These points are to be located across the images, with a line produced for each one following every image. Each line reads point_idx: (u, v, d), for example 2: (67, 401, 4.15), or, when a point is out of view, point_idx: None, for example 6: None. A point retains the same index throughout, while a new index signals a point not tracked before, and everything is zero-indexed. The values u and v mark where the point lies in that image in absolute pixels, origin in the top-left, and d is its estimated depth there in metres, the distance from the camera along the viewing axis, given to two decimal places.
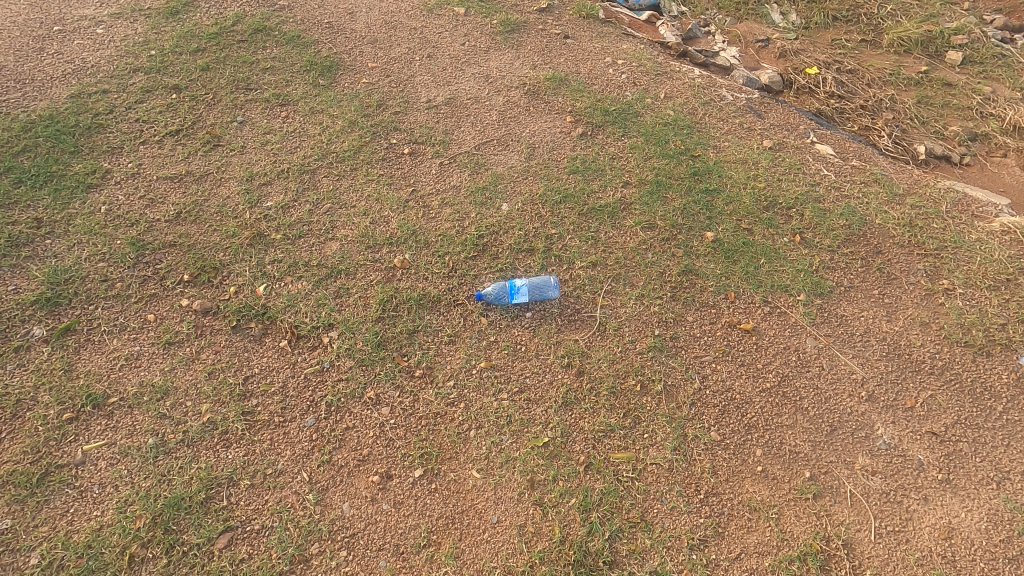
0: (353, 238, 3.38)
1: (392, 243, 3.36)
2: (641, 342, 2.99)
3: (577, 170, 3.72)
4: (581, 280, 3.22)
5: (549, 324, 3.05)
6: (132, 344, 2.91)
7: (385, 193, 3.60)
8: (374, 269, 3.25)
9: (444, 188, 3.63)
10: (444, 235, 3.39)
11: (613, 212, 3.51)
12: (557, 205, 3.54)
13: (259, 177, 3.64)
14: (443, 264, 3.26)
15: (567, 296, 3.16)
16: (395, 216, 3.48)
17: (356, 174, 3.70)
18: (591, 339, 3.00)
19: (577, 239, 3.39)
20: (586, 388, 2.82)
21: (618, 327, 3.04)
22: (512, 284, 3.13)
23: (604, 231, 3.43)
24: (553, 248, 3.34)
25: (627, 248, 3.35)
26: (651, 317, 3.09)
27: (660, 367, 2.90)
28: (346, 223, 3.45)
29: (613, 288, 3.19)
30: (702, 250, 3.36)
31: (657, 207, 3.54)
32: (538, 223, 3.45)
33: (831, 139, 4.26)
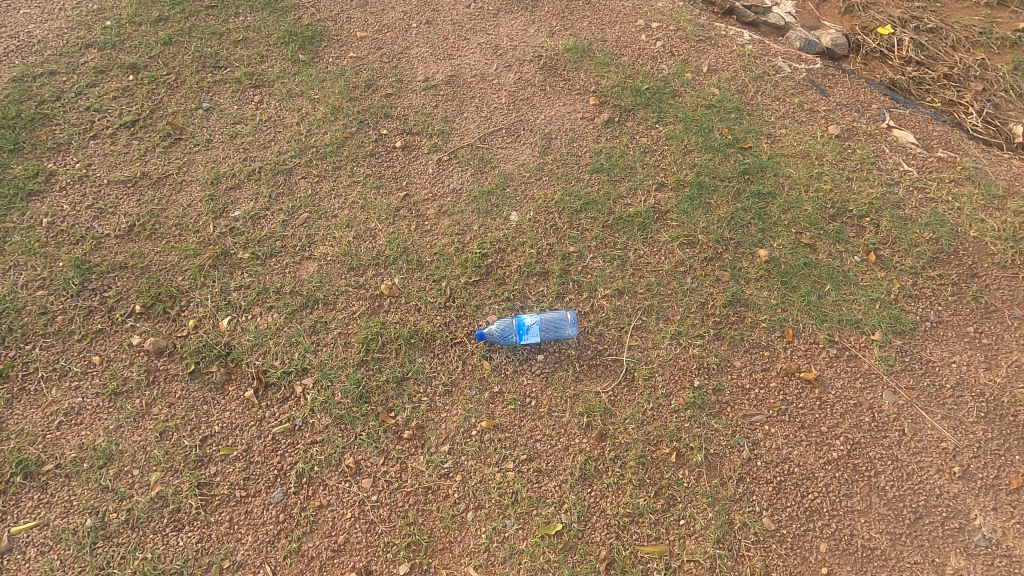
0: (333, 256, 2.85)
1: (379, 264, 2.82)
2: (676, 397, 2.46)
3: (602, 168, 3.09)
4: (604, 313, 2.66)
5: (564, 371, 2.53)
6: (73, 394, 2.47)
7: (372, 199, 3.03)
8: (358, 297, 2.74)
9: (441, 192, 3.05)
10: (441, 254, 2.83)
11: (645, 224, 2.89)
12: (577, 213, 2.94)
13: (226, 180, 3.09)
14: (439, 291, 2.73)
15: (588, 335, 2.61)
16: (383, 229, 2.93)
17: (338, 175, 3.13)
18: (616, 392, 2.47)
19: (600, 258, 2.80)
20: (608, 458, 2.33)
21: (649, 376, 2.50)
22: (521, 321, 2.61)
23: (634, 248, 2.83)
24: (571, 272, 2.77)
25: (660, 271, 2.76)
26: (690, 362, 2.54)
27: (700, 431, 2.38)
28: (325, 237, 2.91)
29: (643, 324, 2.64)
30: (754, 273, 2.76)
31: (699, 216, 2.91)
32: (553, 237, 2.86)
33: (911, 120, 3.51)
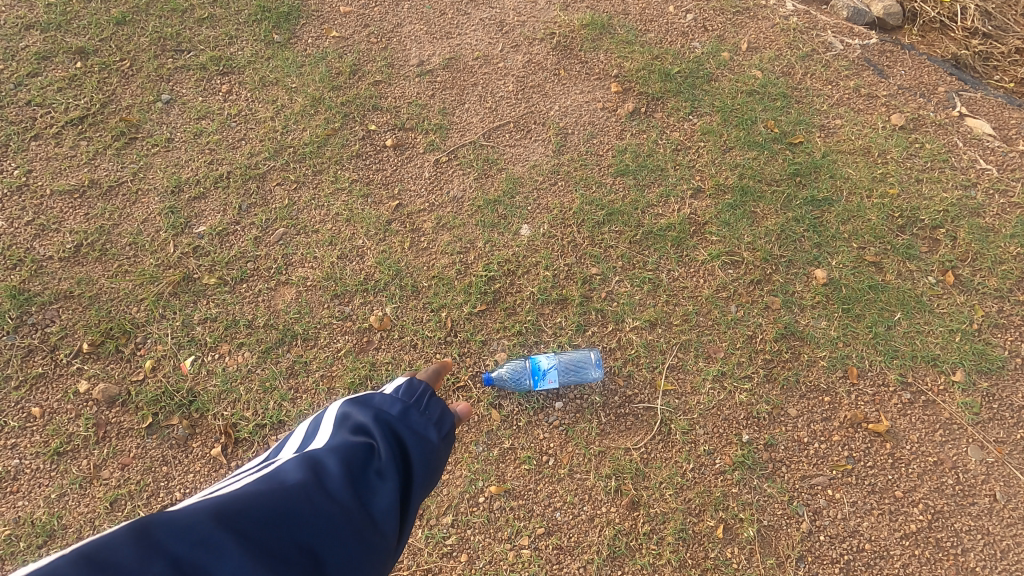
0: (314, 281, 2.43)
1: (368, 290, 2.41)
2: (721, 454, 2.08)
3: (628, 170, 2.63)
4: (634, 350, 2.25)
5: (587, 423, 2.14)
6: (10, 456, 2.14)
7: (359, 210, 2.59)
8: (343, 331, 2.34)
9: (440, 202, 2.61)
10: (440, 278, 2.42)
11: (680, 238, 2.46)
12: (599, 226, 2.50)
13: (189, 187, 2.65)
14: (439, 324, 2.34)
15: (614, 377, 2.21)
16: (372, 247, 2.50)
17: (318, 180, 2.68)
18: (649, 449, 2.09)
19: (627, 282, 2.38)
20: (641, 532, 1.99)
21: (688, 428, 2.11)
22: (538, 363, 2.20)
23: (667, 269, 2.41)
24: (594, 299, 2.35)
25: (698, 298, 2.34)
26: (736, 411, 2.15)
27: (750, 498, 2.02)
28: (304, 257, 2.49)
29: (680, 362, 2.23)
30: (810, 298, 2.34)
31: (743, 229, 2.47)
32: (572, 257, 2.44)
33: (986, 105, 2.95)
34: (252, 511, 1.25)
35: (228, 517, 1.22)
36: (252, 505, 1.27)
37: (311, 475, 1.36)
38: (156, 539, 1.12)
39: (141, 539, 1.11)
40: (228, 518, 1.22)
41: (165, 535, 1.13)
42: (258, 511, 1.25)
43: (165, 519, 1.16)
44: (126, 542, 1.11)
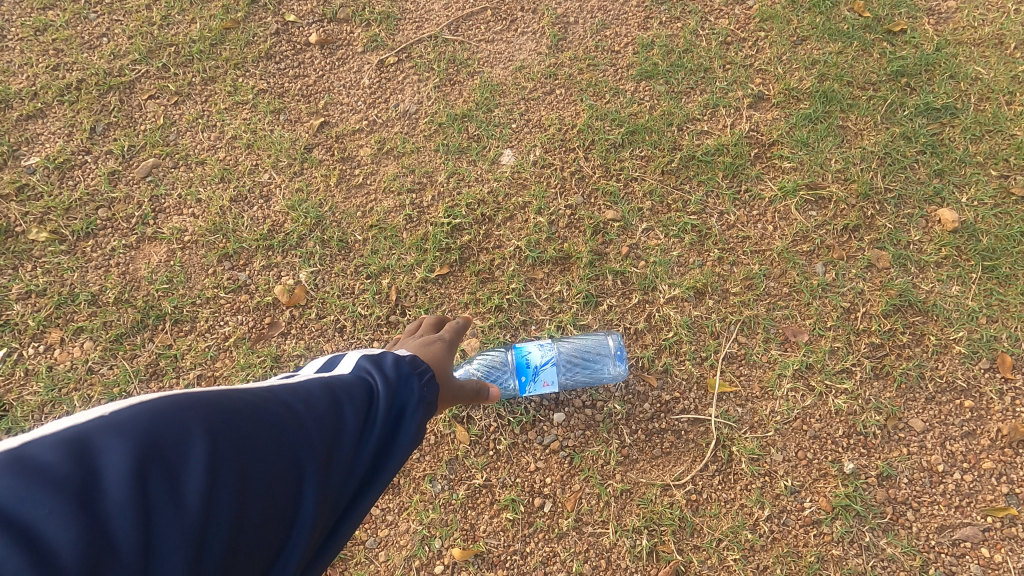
0: (195, 234, 1.64)
1: (274, 248, 1.62)
2: (811, 495, 1.35)
3: (657, 71, 1.79)
4: (671, 333, 1.50)
5: (602, 446, 1.41)
6: None
7: (265, 131, 1.78)
8: (234, 308, 1.56)
9: (383, 118, 1.79)
10: (382, 229, 1.63)
11: (735, 167, 1.67)
12: (615, 150, 1.71)
13: (20, 104, 1.82)
14: (378, 297, 1.56)
15: (642, 375, 1.46)
16: (283, 184, 1.70)
17: (210, 91, 1.84)
18: (698, 487, 1.37)
19: (659, 231, 1.60)
20: None
21: (758, 454, 1.39)
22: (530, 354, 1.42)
23: (717, 211, 1.62)
24: (609, 257, 1.58)
25: (766, 255, 1.56)
26: (831, 426, 1.41)
27: (858, 562, 1.31)
28: (183, 201, 1.69)
29: (742, 351, 1.48)
30: (934, 252, 1.56)
31: (827, 150, 1.68)
32: (576, 195, 1.65)
33: None
34: (295, 406, 0.83)
35: (270, 408, 0.80)
36: (291, 400, 0.84)
37: (353, 389, 0.92)
38: (204, 415, 0.73)
39: (187, 412, 0.72)
40: (274, 408, 0.81)
41: (216, 413, 0.74)
42: (293, 422, 0.81)
43: (215, 397, 0.77)
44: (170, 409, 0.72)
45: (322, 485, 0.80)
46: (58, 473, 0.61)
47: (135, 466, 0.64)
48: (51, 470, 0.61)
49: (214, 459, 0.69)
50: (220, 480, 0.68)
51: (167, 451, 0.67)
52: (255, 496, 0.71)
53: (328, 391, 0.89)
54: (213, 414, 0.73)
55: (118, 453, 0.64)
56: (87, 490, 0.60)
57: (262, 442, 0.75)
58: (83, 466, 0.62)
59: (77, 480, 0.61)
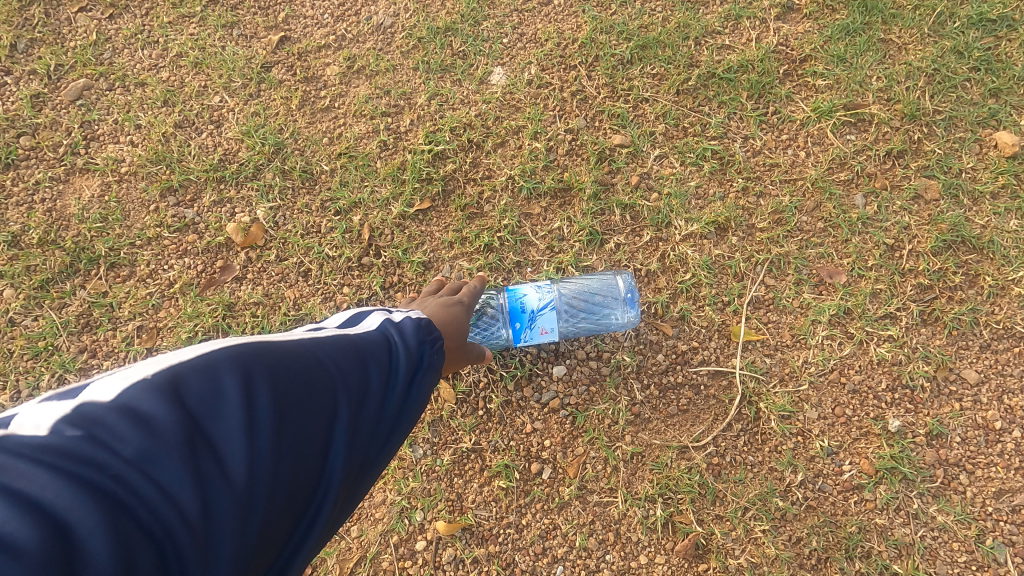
0: (133, 165, 1.41)
1: (226, 180, 1.39)
2: (851, 457, 1.18)
3: None
4: (688, 275, 1.29)
5: (610, 404, 1.22)
6: None
7: (216, 48, 1.52)
8: (180, 250, 1.34)
9: (354, 32, 1.52)
10: (352, 157, 1.40)
11: (762, 86, 1.44)
12: (624, 66, 1.47)
13: None
14: (348, 235, 1.34)
15: (655, 323, 1.27)
16: (237, 107, 1.46)
17: (150, 3, 1.56)
18: (719, 449, 1.19)
19: (674, 158, 1.39)
20: None
21: (789, 411, 1.20)
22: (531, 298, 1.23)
23: (741, 136, 1.40)
24: (617, 188, 1.36)
25: (797, 185, 1.35)
26: (872, 379, 1.22)
27: (903, 532, 1.14)
28: (119, 127, 1.45)
29: (770, 294, 1.28)
30: (990, 182, 1.36)
31: (868, 66, 1.45)
32: (577, 119, 1.42)
33: None
34: (337, 354, 0.73)
35: (297, 364, 0.67)
36: (333, 347, 0.74)
37: (378, 346, 0.77)
38: (245, 362, 0.63)
39: (231, 362, 0.62)
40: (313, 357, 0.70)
41: (257, 359, 0.64)
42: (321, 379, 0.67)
43: (253, 343, 0.67)
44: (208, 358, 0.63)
45: (361, 441, 0.70)
46: (108, 427, 0.53)
47: (180, 423, 0.55)
48: (100, 427, 0.53)
49: (254, 415, 0.59)
50: (262, 435, 0.59)
51: (208, 403, 0.57)
52: (298, 456, 0.61)
53: (366, 340, 0.78)
54: (254, 360, 0.64)
55: (162, 407, 0.55)
56: (137, 448, 0.52)
57: (305, 395, 0.65)
58: (125, 425, 0.54)
59: (125, 437, 0.53)
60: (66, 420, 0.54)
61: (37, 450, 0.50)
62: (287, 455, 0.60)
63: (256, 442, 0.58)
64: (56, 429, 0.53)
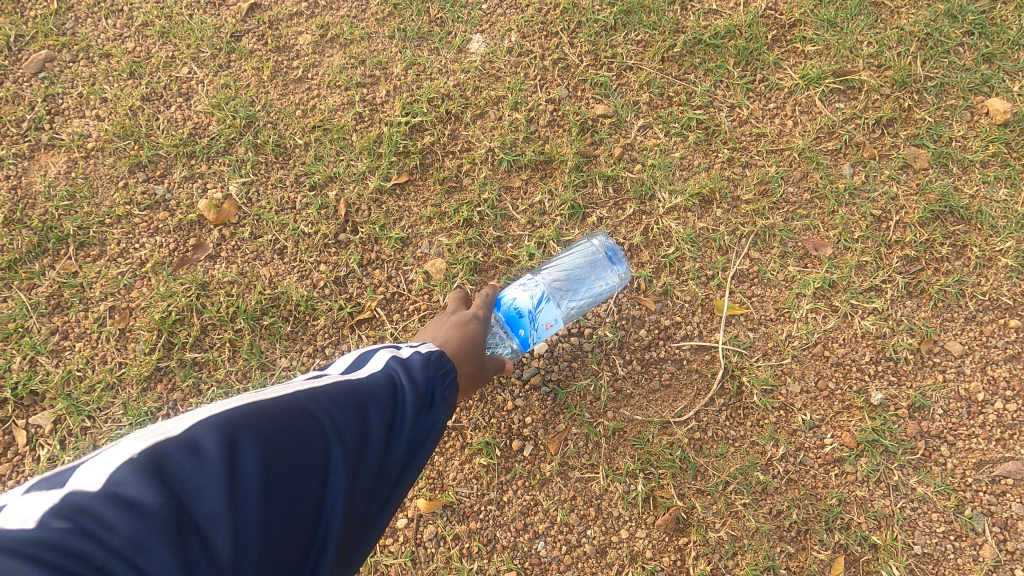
0: (99, 140, 1.36)
1: (196, 155, 1.35)
2: (833, 430, 1.17)
3: None
4: (672, 249, 1.27)
5: (592, 381, 1.21)
6: None
7: (182, 15, 1.46)
8: (151, 227, 1.30)
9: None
10: (326, 130, 1.36)
11: (749, 53, 1.39)
12: (607, 33, 1.42)
13: None
14: (323, 211, 1.31)
15: (638, 298, 1.25)
16: (206, 79, 1.41)
17: None
18: (701, 424, 1.18)
19: (659, 128, 1.35)
20: (689, 566, 1.14)
21: (772, 385, 1.19)
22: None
23: (727, 105, 1.37)
24: (600, 160, 1.33)
25: (784, 156, 1.32)
26: (855, 352, 1.21)
27: (883, 504, 1.14)
28: (85, 100, 1.39)
29: (755, 268, 1.26)
30: (981, 150, 1.33)
31: (859, 31, 1.41)
32: (559, 88, 1.38)
33: None
34: (334, 405, 0.69)
35: (292, 425, 0.63)
36: (331, 397, 0.70)
37: (380, 393, 0.74)
38: (233, 430, 0.60)
39: (221, 428, 0.59)
40: (308, 408, 0.67)
41: (246, 425, 0.61)
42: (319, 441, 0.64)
43: (245, 407, 0.63)
44: (196, 430, 0.59)
45: (360, 498, 0.66)
46: (96, 515, 0.50)
47: (165, 505, 0.52)
48: (88, 517, 0.50)
49: (240, 487, 0.56)
50: (246, 507, 0.55)
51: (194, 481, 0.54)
52: (286, 525, 0.57)
53: (367, 384, 0.74)
54: (242, 427, 0.60)
55: (151, 491, 0.52)
56: (124, 536, 0.49)
57: (297, 456, 0.61)
58: (111, 513, 0.50)
59: (110, 523, 0.50)
60: (52, 510, 0.51)
61: (20, 546, 0.47)
62: (277, 519, 0.57)
63: (238, 517, 0.54)
64: (42, 522, 0.50)
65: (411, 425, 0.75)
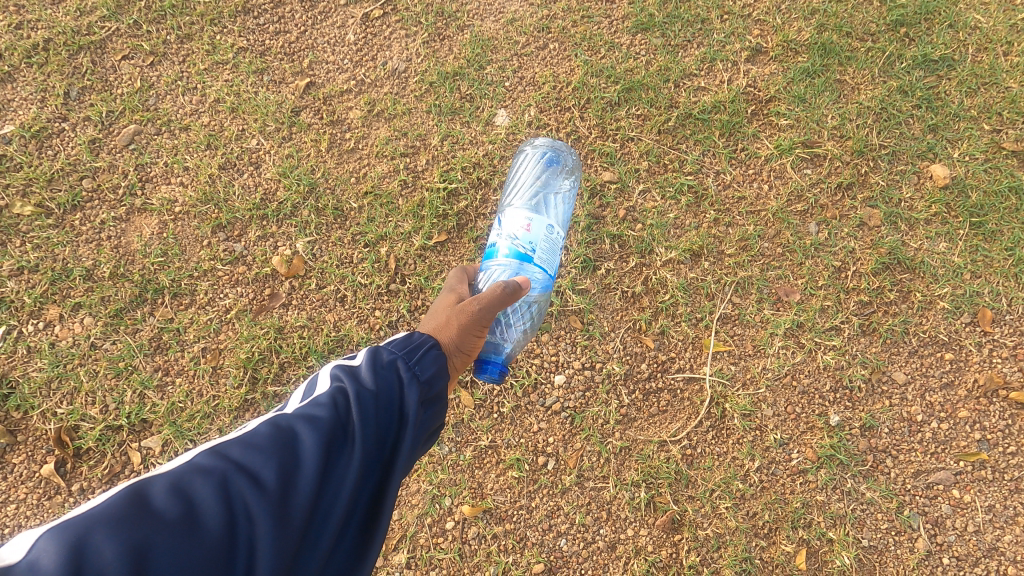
0: (185, 204, 1.61)
1: (267, 217, 1.60)
2: (799, 446, 1.44)
3: (653, 22, 1.74)
4: (668, 296, 1.53)
5: (603, 406, 1.47)
6: None
7: (250, 93, 1.71)
8: (232, 280, 1.56)
9: (372, 78, 1.73)
10: (376, 195, 1.61)
11: (732, 125, 1.65)
12: (612, 108, 1.68)
13: None
14: (377, 265, 1.56)
15: (640, 337, 1.51)
16: (272, 149, 1.66)
17: (187, 50, 1.76)
18: (692, 441, 1.45)
19: (657, 192, 1.61)
20: (683, 558, 1.40)
21: (750, 409, 1.46)
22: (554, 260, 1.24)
23: (713, 171, 1.62)
24: (607, 220, 1.58)
25: (760, 215, 1.58)
26: (818, 381, 1.48)
27: (839, 506, 1.41)
28: (170, 169, 1.64)
29: (736, 311, 1.52)
30: (924, 209, 1.59)
31: (824, 106, 1.67)
32: (572, 157, 1.64)
33: None
34: (239, 460, 0.77)
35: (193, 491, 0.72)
36: (237, 453, 0.78)
37: (290, 436, 0.81)
38: (131, 508, 0.69)
39: (146, 492, 0.72)
40: (214, 468, 0.76)
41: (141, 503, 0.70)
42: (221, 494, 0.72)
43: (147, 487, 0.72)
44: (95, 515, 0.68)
45: (280, 532, 0.73)
46: None
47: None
48: None
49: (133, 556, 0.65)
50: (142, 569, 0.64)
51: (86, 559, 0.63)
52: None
53: (281, 431, 0.82)
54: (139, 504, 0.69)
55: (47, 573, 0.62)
56: None
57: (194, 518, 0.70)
58: None
59: None
60: None
61: None
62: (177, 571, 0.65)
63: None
64: None
65: (331, 454, 0.81)
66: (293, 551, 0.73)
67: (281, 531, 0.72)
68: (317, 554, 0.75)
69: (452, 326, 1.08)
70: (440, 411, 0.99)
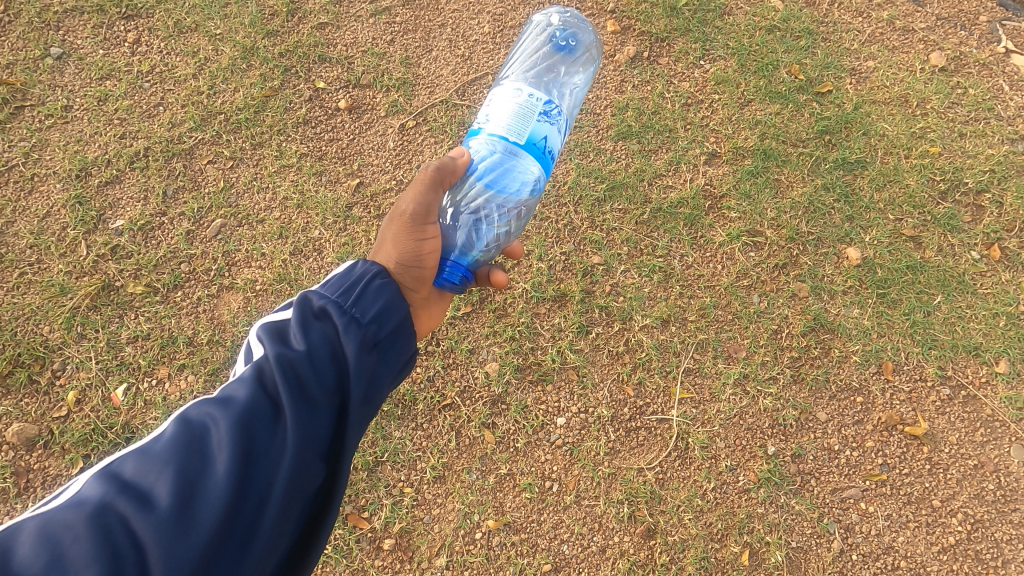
0: (265, 284, 2.04)
1: None
2: (745, 470, 1.88)
3: (630, 132, 2.21)
4: (643, 354, 1.97)
5: (595, 441, 1.91)
6: None
7: (312, 192, 2.15)
8: None
9: (409, 178, 2.17)
10: None
11: (693, 217, 2.11)
12: (599, 203, 2.13)
13: (99, 171, 2.16)
14: None
15: (622, 386, 1.95)
16: (332, 239, 2.10)
17: (259, 155, 2.20)
18: (663, 468, 1.89)
19: (635, 271, 2.06)
20: (657, 559, 1.82)
21: (707, 443, 1.90)
22: (546, 142, 1.36)
23: (679, 254, 2.08)
24: (596, 294, 2.03)
25: (714, 289, 2.04)
26: (759, 420, 1.92)
27: (775, 516, 1.84)
28: (250, 255, 2.08)
29: (697, 365, 1.97)
30: (841, 283, 2.05)
31: (765, 201, 2.13)
32: (569, 243, 2.09)
33: None
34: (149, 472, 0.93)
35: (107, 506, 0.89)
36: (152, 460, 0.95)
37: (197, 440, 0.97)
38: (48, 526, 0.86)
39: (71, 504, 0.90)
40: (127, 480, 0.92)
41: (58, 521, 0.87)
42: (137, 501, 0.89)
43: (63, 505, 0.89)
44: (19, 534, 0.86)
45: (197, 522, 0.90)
46: None
47: None
48: None
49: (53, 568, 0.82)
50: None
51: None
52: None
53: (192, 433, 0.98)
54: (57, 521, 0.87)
55: None
56: None
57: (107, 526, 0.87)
58: None
59: None
60: None
61: None
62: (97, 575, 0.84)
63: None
64: None
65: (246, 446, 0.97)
66: (217, 536, 0.91)
67: (194, 525, 0.90)
68: (245, 530, 0.93)
69: (393, 248, 1.34)
70: (397, 352, 1.16)
